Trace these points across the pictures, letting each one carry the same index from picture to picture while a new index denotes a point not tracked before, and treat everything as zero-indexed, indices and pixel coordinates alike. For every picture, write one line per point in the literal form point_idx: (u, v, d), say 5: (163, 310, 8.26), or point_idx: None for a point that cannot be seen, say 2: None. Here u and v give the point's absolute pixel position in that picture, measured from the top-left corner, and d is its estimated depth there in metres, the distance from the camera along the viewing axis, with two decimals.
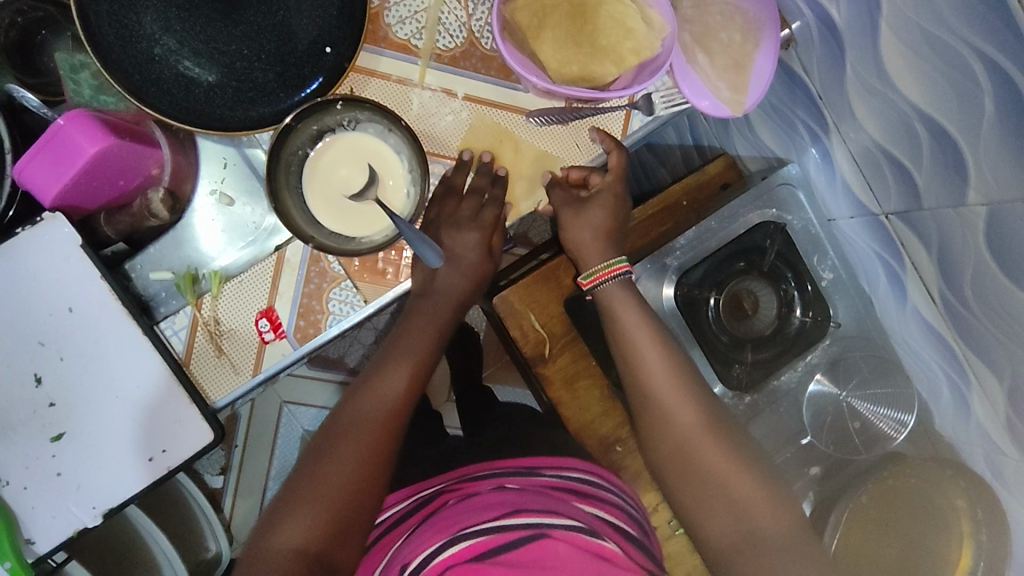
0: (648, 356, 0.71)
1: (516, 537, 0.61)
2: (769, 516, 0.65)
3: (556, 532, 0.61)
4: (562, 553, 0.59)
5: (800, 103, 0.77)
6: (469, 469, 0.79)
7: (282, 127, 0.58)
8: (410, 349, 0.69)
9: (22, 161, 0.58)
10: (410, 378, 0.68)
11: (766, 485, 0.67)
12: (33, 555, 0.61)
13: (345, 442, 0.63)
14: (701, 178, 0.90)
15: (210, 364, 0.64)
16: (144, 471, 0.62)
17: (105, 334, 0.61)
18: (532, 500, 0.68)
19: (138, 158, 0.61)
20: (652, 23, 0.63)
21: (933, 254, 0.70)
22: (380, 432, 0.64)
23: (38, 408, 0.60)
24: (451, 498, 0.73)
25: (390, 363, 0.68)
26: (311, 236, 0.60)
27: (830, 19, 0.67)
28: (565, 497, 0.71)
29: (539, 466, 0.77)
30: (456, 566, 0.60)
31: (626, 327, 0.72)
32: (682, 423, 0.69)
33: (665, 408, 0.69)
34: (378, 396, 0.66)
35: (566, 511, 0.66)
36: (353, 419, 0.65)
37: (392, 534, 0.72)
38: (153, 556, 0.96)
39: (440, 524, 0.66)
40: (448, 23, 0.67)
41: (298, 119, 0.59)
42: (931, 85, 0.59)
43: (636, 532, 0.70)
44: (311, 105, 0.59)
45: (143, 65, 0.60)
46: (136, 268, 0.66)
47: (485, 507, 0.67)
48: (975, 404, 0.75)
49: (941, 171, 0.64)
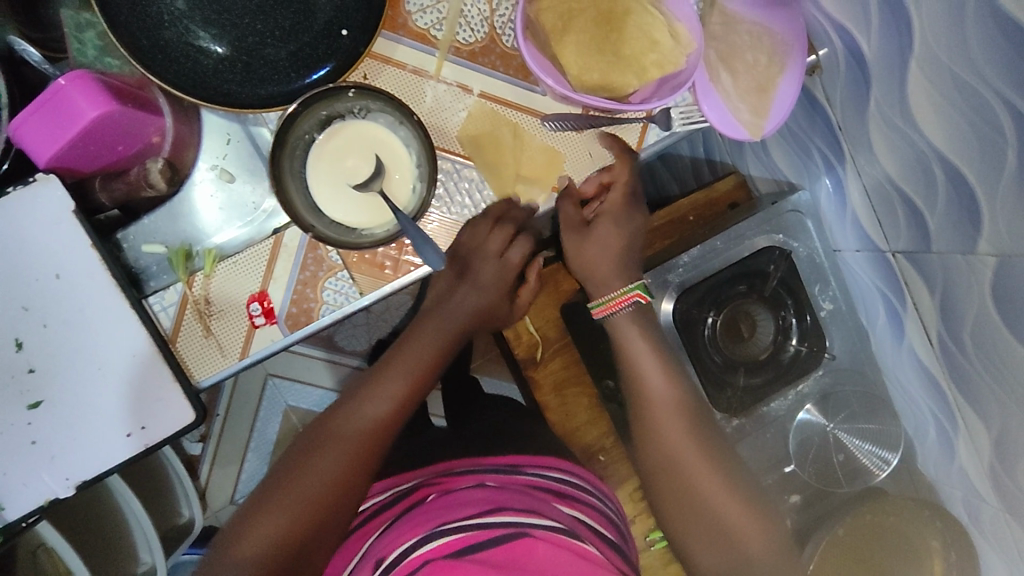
0: (647, 368, 0.71)
1: (494, 534, 0.61)
2: (758, 545, 0.67)
3: (536, 529, 0.62)
4: (543, 549, 0.60)
5: (819, 132, 0.76)
6: (449, 463, 0.79)
7: (287, 114, 0.57)
8: (411, 358, 0.71)
9: (21, 117, 0.56)
10: (405, 384, 0.69)
11: (754, 507, 0.69)
12: (3, 521, 0.60)
13: (335, 436, 0.65)
14: (711, 194, 0.89)
15: (197, 344, 0.63)
16: (124, 445, 0.61)
17: (93, 305, 0.60)
18: (513, 498, 0.68)
19: (138, 125, 0.59)
20: (679, 38, 0.61)
21: (936, 298, 0.70)
22: (373, 428, 0.66)
23: (17, 373, 0.59)
24: (431, 492, 0.73)
25: (386, 376, 0.69)
26: (311, 225, 0.59)
27: (860, 52, 0.65)
28: (544, 496, 0.71)
29: (521, 464, 0.77)
30: (434, 560, 0.59)
31: (631, 349, 0.71)
32: (673, 442, 0.69)
33: (660, 423, 0.69)
34: (375, 397, 0.68)
35: (544, 509, 0.67)
36: (343, 414, 0.67)
37: (374, 521, 0.73)
38: (117, 506, 0.98)
39: (420, 518, 0.66)
40: (471, 16, 0.65)
41: (304, 105, 0.58)
42: (953, 131, 0.59)
43: (612, 535, 0.71)
44: (320, 91, 0.57)
45: (151, 31, 0.58)
46: (129, 238, 0.63)
47: (466, 503, 0.67)
48: (959, 447, 0.76)
49: (955, 216, 0.63)
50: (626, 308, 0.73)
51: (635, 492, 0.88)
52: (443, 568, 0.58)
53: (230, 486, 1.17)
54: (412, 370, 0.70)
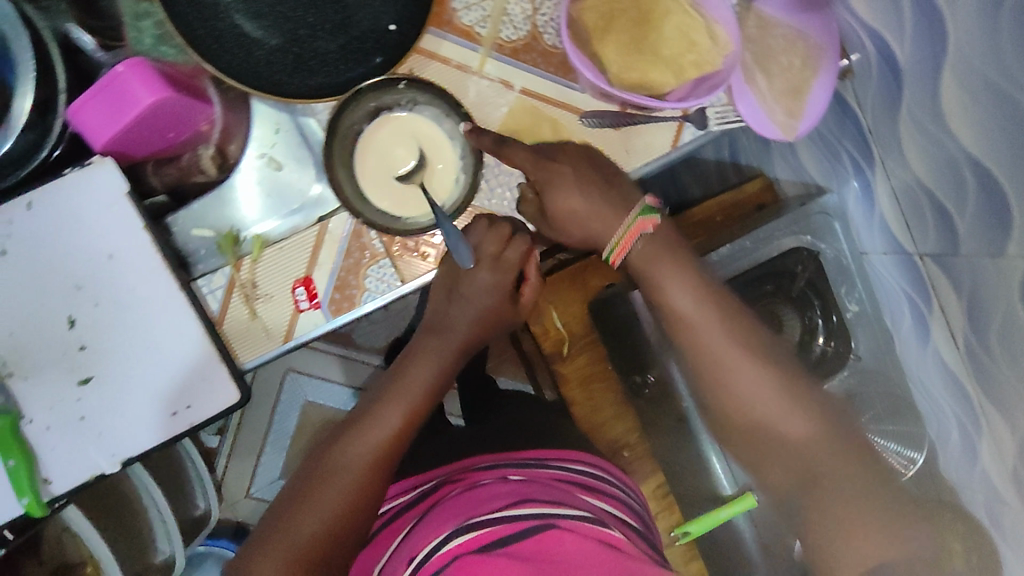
0: (673, 283, 0.62)
1: (522, 528, 0.62)
2: (853, 489, 0.56)
3: (562, 521, 0.63)
4: (570, 541, 0.61)
5: (849, 134, 0.78)
6: (469, 462, 0.80)
7: (346, 96, 0.60)
8: (404, 391, 0.66)
9: (79, 101, 0.58)
10: (396, 421, 0.65)
11: (826, 420, 0.59)
12: (49, 495, 0.61)
13: (322, 483, 0.62)
14: (738, 197, 0.92)
15: (243, 326, 0.65)
16: (166, 425, 0.62)
17: (143, 285, 0.61)
18: (537, 491, 0.69)
19: (191, 113, 0.61)
20: (718, 40, 0.63)
21: (963, 301, 0.71)
22: (359, 472, 0.63)
23: (69, 350, 0.61)
24: (454, 488, 0.74)
25: (383, 407, 0.66)
26: (363, 213, 0.61)
27: (893, 57, 0.67)
28: (568, 488, 0.72)
29: (545, 458, 0.78)
30: (463, 555, 0.60)
31: (643, 267, 0.64)
32: (719, 351, 0.60)
33: (712, 357, 0.61)
34: (362, 440, 0.64)
35: (570, 501, 0.68)
36: (332, 456, 0.64)
37: (397, 521, 0.74)
38: (137, 496, 0.99)
39: (445, 515, 0.67)
40: (514, 14, 0.67)
41: (361, 92, 0.61)
42: (984, 134, 0.60)
43: (638, 524, 0.72)
44: (375, 81, 0.61)
45: (208, 21, 0.60)
46: (179, 222, 0.65)
47: (491, 497, 0.68)
48: (982, 450, 0.76)
49: (984, 220, 0.64)
50: (637, 243, 0.64)
51: (658, 487, 0.88)
52: (472, 563, 0.59)
53: (246, 480, 1.19)
54: (401, 407, 0.66)
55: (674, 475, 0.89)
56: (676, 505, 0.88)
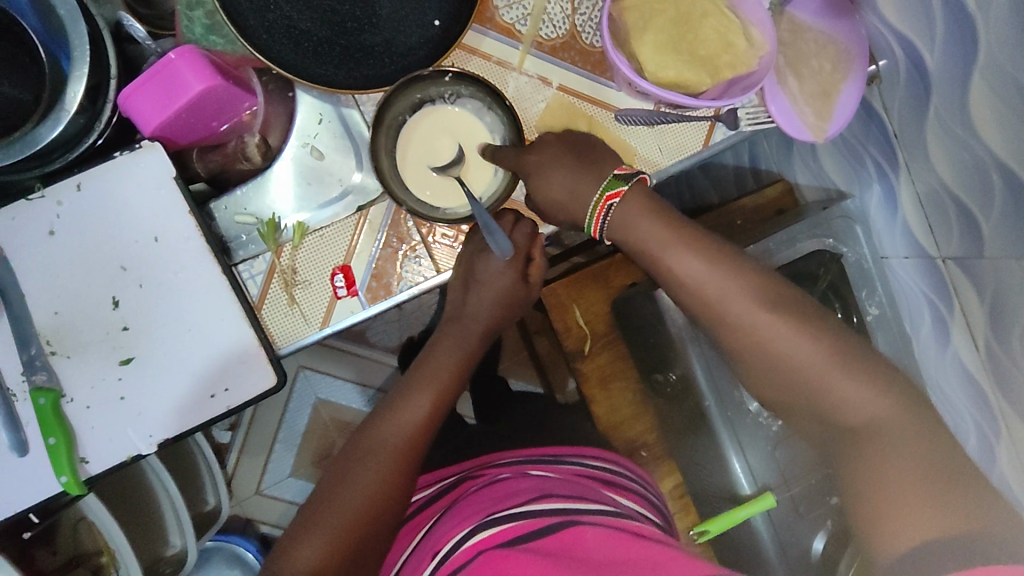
0: (650, 230, 0.60)
1: (545, 525, 0.61)
2: (903, 460, 0.49)
3: (584, 518, 0.62)
4: (592, 533, 0.60)
5: (873, 139, 0.80)
6: (490, 458, 0.81)
7: (392, 88, 0.61)
8: (432, 376, 0.67)
9: (130, 89, 0.58)
10: (427, 404, 0.66)
11: (831, 339, 0.55)
12: (86, 475, 0.62)
13: (359, 463, 0.62)
14: (758, 200, 0.93)
15: (281, 312, 0.66)
16: (204, 407, 0.63)
17: (186, 268, 0.62)
18: (559, 486, 0.70)
19: (237, 101, 0.63)
20: (753, 41, 0.65)
21: (986, 304, 0.72)
22: (395, 453, 0.63)
23: (112, 330, 0.62)
24: (474, 484, 0.75)
25: (411, 390, 0.66)
26: (404, 200, 0.63)
27: (922, 63, 0.69)
28: (592, 485, 0.72)
29: (563, 454, 0.79)
30: (486, 550, 0.60)
31: (620, 225, 0.61)
32: (713, 289, 0.58)
33: (742, 325, 0.57)
34: (395, 422, 0.65)
35: (593, 496, 0.68)
36: (367, 439, 0.64)
37: (423, 513, 0.75)
38: (152, 488, 0.99)
39: (468, 511, 0.68)
40: (553, 13, 0.68)
41: (406, 85, 0.62)
42: (1013, 138, 0.62)
43: (659, 519, 0.71)
44: (421, 74, 0.61)
45: (259, 12, 0.62)
46: (221, 209, 0.66)
47: (513, 493, 0.68)
48: (1001, 454, 0.77)
49: (1010, 221, 0.65)
50: (609, 218, 0.61)
51: (676, 487, 0.89)
52: (497, 558, 0.58)
53: (256, 477, 1.19)
54: (429, 391, 0.66)
55: (690, 475, 0.89)
56: (693, 506, 0.89)
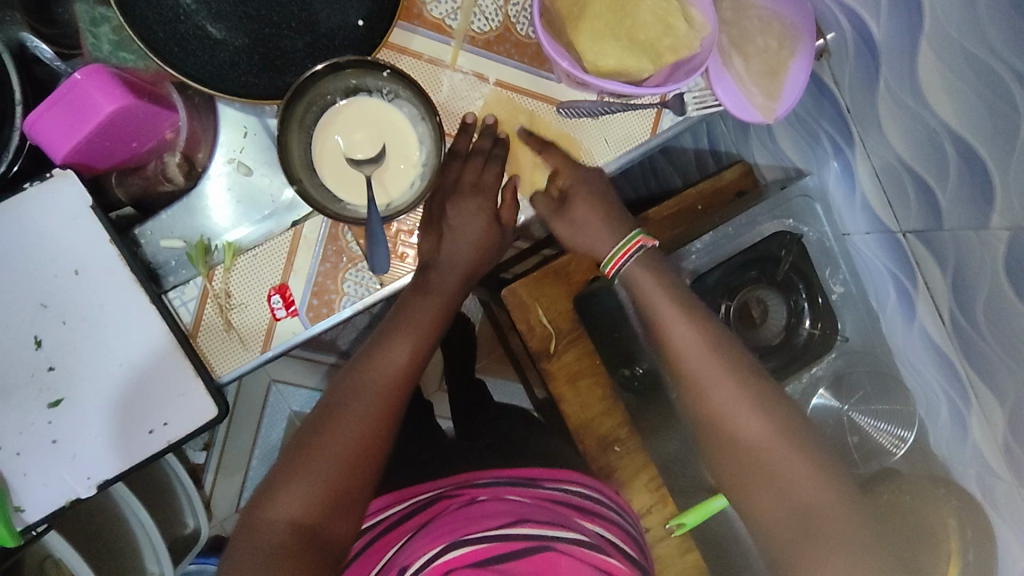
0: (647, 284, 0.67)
1: (517, 547, 0.60)
2: (835, 543, 0.58)
3: (558, 542, 0.61)
4: (566, 564, 0.60)
5: (827, 115, 0.78)
6: (472, 475, 0.78)
7: (314, 70, 0.56)
8: (407, 323, 0.66)
9: (35, 114, 0.55)
10: (407, 348, 0.65)
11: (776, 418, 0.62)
12: (22, 524, 0.59)
13: (339, 414, 0.60)
14: (718, 184, 0.90)
15: (219, 338, 0.63)
16: (144, 444, 0.60)
17: (112, 299, 0.59)
18: (535, 511, 0.67)
19: (154, 122, 0.59)
20: (693, 22, 0.62)
21: (947, 276, 0.70)
22: (380, 395, 0.62)
23: (38, 371, 0.58)
24: (452, 503, 0.72)
25: (391, 336, 0.65)
26: (299, 180, 0.58)
27: (869, 34, 0.66)
28: (564, 512, 0.70)
29: (540, 478, 0.76)
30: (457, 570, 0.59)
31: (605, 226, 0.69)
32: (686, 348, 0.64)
33: (710, 393, 0.63)
34: (373, 368, 0.64)
35: (567, 522, 0.66)
36: (341, 390, 0.62)
37: (390, 534, 0.72)
38: (117, 508, 0.95)
39: (439, 530, 0.65)
40: (485, 6, 0.65)
41: (342, 67, 0.58)
42: (966, 109, 0.59)
43: (634, 552, 0.69)
44: (360, 59, 0.57)
45: (168, 23, 0.58)
46: (147, 234, 0.63)
47: (486, 515, 0.66)
48: (973, 425, 0.75)
49: (965, 191, 0.63)
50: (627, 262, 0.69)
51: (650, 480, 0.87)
52: None
53: (234, 496, 1.15)
54: (411, 333, 0.65)
55: (664, 470, 0.86)
56: (670, 496, 0.88)
